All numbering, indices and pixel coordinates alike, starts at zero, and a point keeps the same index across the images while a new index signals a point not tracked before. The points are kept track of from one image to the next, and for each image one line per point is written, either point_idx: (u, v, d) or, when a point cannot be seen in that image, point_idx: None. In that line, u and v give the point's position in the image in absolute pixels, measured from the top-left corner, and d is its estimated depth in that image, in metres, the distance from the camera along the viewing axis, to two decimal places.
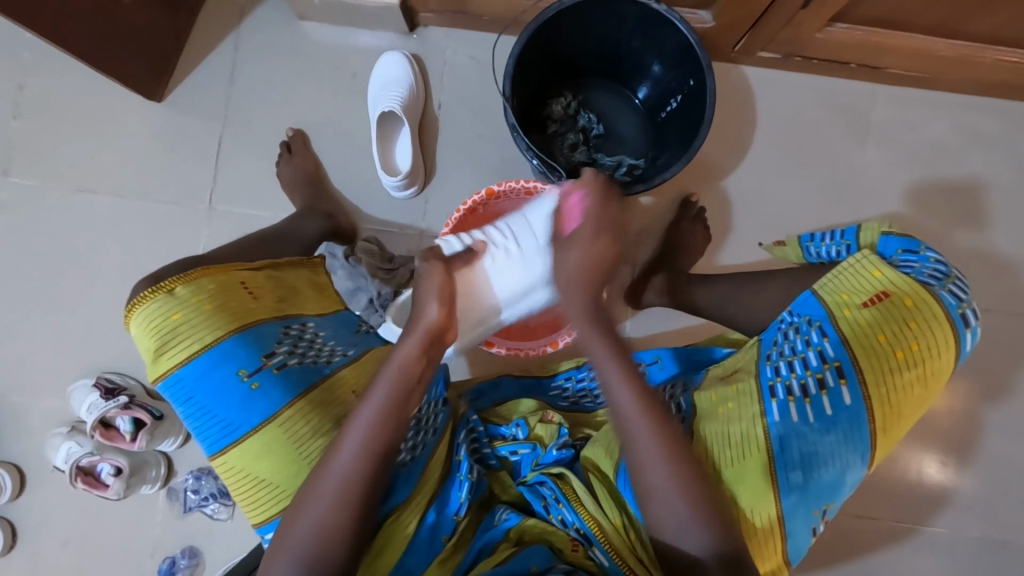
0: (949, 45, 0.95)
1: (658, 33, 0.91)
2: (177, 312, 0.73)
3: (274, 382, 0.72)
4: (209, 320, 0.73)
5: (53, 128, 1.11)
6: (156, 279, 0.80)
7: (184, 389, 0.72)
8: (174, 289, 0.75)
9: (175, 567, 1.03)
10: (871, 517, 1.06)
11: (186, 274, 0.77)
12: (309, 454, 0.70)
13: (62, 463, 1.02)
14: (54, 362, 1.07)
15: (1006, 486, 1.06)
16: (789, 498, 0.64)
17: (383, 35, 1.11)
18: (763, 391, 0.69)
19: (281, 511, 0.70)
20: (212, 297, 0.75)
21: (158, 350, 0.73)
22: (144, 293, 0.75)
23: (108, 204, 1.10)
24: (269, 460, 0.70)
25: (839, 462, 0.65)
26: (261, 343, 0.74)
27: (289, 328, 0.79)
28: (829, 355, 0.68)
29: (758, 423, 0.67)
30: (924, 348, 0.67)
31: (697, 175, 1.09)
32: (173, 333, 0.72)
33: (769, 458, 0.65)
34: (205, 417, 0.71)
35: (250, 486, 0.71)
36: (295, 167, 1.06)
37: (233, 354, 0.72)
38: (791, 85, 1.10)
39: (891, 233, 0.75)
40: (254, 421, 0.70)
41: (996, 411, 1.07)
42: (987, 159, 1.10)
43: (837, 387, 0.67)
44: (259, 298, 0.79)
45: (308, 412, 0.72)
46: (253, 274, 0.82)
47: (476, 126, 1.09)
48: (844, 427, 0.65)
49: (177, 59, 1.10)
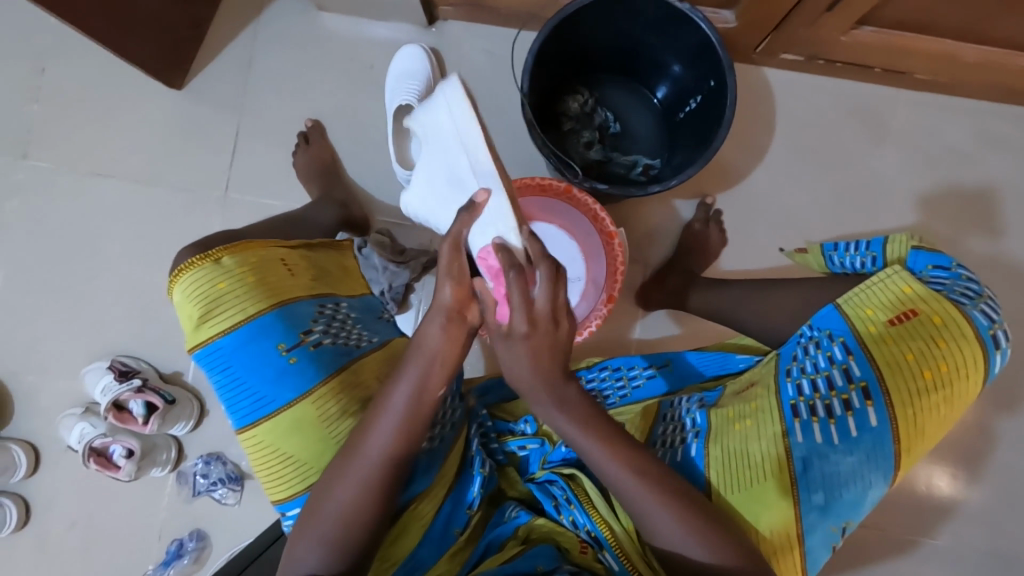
0: (977, 51, 0.93)
1: (680, 31, 0.90)
2: (223, 282, 0.75)
3: (309, 359, 0.73)
4: (251, 293, 0.75)
5: (74, 112, 1.12)
6: (203, 247, 0.81)
7: (222, 358, 0.73)
8: (221, 258, 0.76)
9: (181, 550, 1.05)
10: (877, 527, 1.05)
11: (231, 246, 0.78)
12: (339, 433, 0.71)
13: (75, 443, 1.04)
14: (70, 343, 1.09)
15: (1017, 502, 1.05)
16: (810, 517, 0.64)
17: (401, 28, 1.10)
18: (784, 410, 0.68)
19: (305, 487, 0.71)
20: (255, 271, 0.76)
21: (200, 317, 0.74)
22: (191, 260, 0.76)
23: (125, 189, 1.11)
24: (300, 436, 0.71)
25: (862, 484, 0.65)
26: (298, 320, 0.76)
27: (323, 307, 0.80)
28: (855, 374, 0.68)
29: (779, 442, 0.67)
30: (952, 369, 0.66)
31: (714, 177, 1.07)
32: (218, 301, 0.74)
33: (792, 479, 0.65)
34: (240, 388, 0.72)
35: (276, 460, 0.72)
36: (311, 158, 1.06)
37: (271, 328, 0.73)
38: (812, 88, 1.08)
39: (921, 247, 0.74)
40: (288, 395, 0.72)
41: (1010, 425, 1.05)
42: (1011, 168, 1.07)
43: (863, 408, 0.66)
44: (297, 276, 0.80)
45: (340, 392, 0.73)
46: (291, 252, 0.83)
47: (492, 122, 1.09)
48: (867, 448, 0.65)
49: (196, 47, 1.11)
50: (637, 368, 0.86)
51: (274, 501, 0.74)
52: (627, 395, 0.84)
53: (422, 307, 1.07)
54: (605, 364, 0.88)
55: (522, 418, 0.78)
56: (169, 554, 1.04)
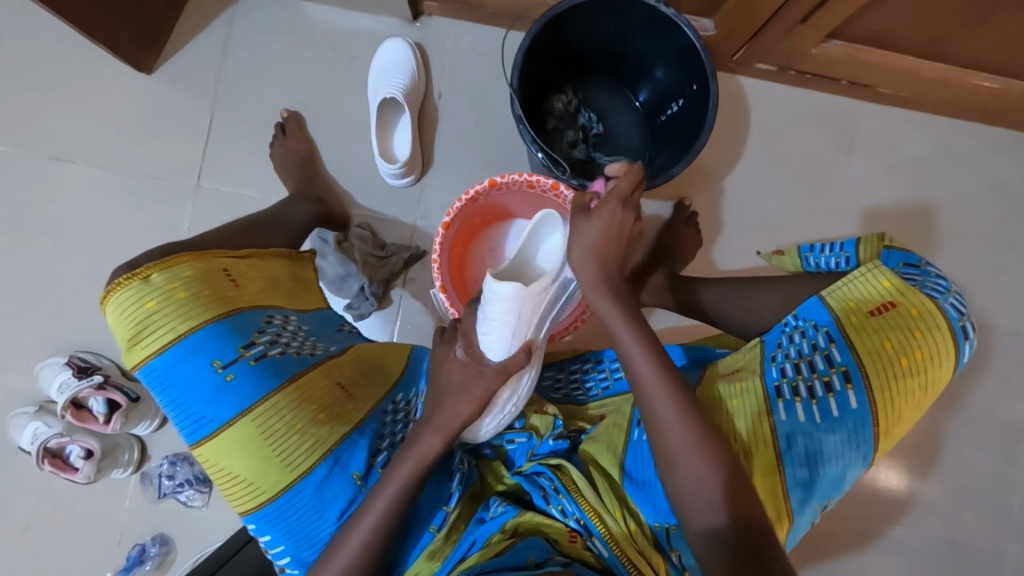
0: (935, 68, 0.99)
1: (664, 35, 0.92)
2: (151, 300, 0.68)
3: (249, 374, 0.68)
4: (183, 309, 0.68)
5: (32, 93, 1.06)
6: (133, 263, 0.74)
7: (159, 379, 0.68)
8: (148, 275, 0.69)
9: (144, 556, 1.00)
10: (840, 518, 1.10)
11: (163, 260, 0.72)
12: (283, 451, 0.66)
13: (27, 444, 0.98)
14: (23, 338, 1.03)
15: (966, 493, 1.12)
16: (795, 494, 0.66)
17: (386, 21, 1.10)
18: (768, 391, 0.70)
19: (257, 505, 0.67)
20: (188, 285, 0.70)
21: (130, 339, 0.68)
22: (118, 279, 0.70)
23: (89, 176, 1.05)
24: (242, 455, 0.66)
25: (843, 462, 0.67)
26: (237, 333, 0.70)
27: (272, 317, 0.75)
28: (836, 359, 0.70)
29: (764, 421, 0.68)
30: (927, 357, 0.69)
31: (691, 179, 1.11)
32: (146, 322, 0.68)
33: (777, 453, 0.66)
34: (179, 409, 0.67)
35: (225, 479, 0.68)
36: (290, 149, 1.03)
37: (207, 345, 0.68)
38: (784, 97, 1.13)
39: (892, 247, 0.79)
40: (227, 414, 0.67)
41: (959, 421, 1.12)
42: (962, 180, 1.15)
43: (844, 390, 0.68)
44: (240, 286, 0.74)
45: (284, 407, 0.68)
46: (236, 261, 0.77)
47: (476, 119, 1.09)
48: (848, 428, 0.67)
49: (169, 30, 1.07)
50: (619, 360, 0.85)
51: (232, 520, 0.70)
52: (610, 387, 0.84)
53: (403, 305, 1.05)
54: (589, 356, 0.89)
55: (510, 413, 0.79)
56: (129, 561, 0.99)
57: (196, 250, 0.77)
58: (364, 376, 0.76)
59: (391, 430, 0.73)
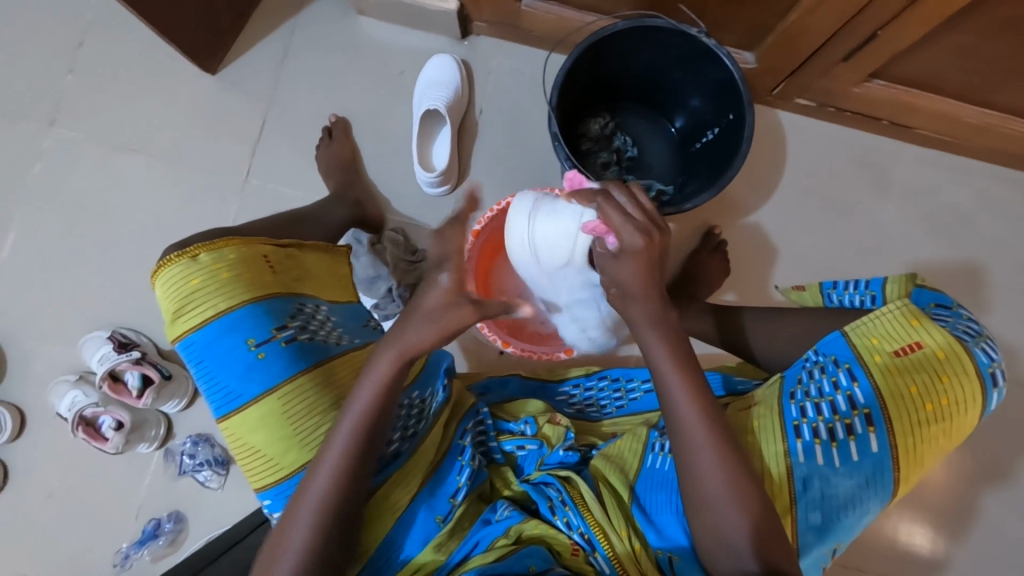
0: (981, 114, 0.98)
1: (705, 66, 0.94)
2: (196, 278, 0.73)
3: (279, 355, 0.71)
4: (226, 289, 0.73)
5: (106, 86, 1.14)
6: (184, 244, 0.79)
7: (196, 352, 0.71)
8: (197, 254, 0.74)
9: (158, 530, 1.03)
10: (856, 568, 1.05)
11: (211, 241, 0.76)
12: (303, 430, 0.69)
13: (64, 411, 1.03)
14: (74, 310, 1.09)
15: (994, 559, 1.05)
16: (807, 538, 0.65)
17: (435, 38, 1.15)
18: (787, 430, 0.69)
19: (273, 482, 0.69)
20: (231, 266, 0.74)
21: (174, 313, 0.72)
22: (170, 256, 0.74)
23: (149, 164, 1.13)
24: (265, 431, 0.69)
25: (859, 508, 0.66)
26: (273, 316, 0.74)
27: (303, 306, 0.78)
28: (859, 401, 0.68)
29: (782, 462, 0.67)
30: (952, 402, 0.67)
31: (722, 209, 1.11)
32: (190, 297, 0.72)
33: (791, 497, 0.66)
34: (212, 382, 0.71)
35: (245, 454, 0.70)
36: (333, 152, 1.09)
37: (243, 323, 0.72)
38: (823, 134, 1.13)
39: (923, 286, 0.78)
40: (255, 391, 0.69)
41: (990, 483, 1.07)
42: (1003, 229, 1.12)
43: (865, 433, 0.67)
44: (277, 273, 0.78)
45: (309, 389, 0.71)
46: (276, 249, 0.81)
47: (513, 136, 1.12)
48: (867, 472, 0.66)
49: (235, 36, 1.14)
50: (635, 381, 0.86)
51: None
52: (624, 406, 0.84)
53: None
54: (604, 374, 0.90)
55: (523, 419, 0.79)
56: (145, 534, 1.03)
57: (241, 237, 0.81)
58: None
59: (403, 423, 0.70)
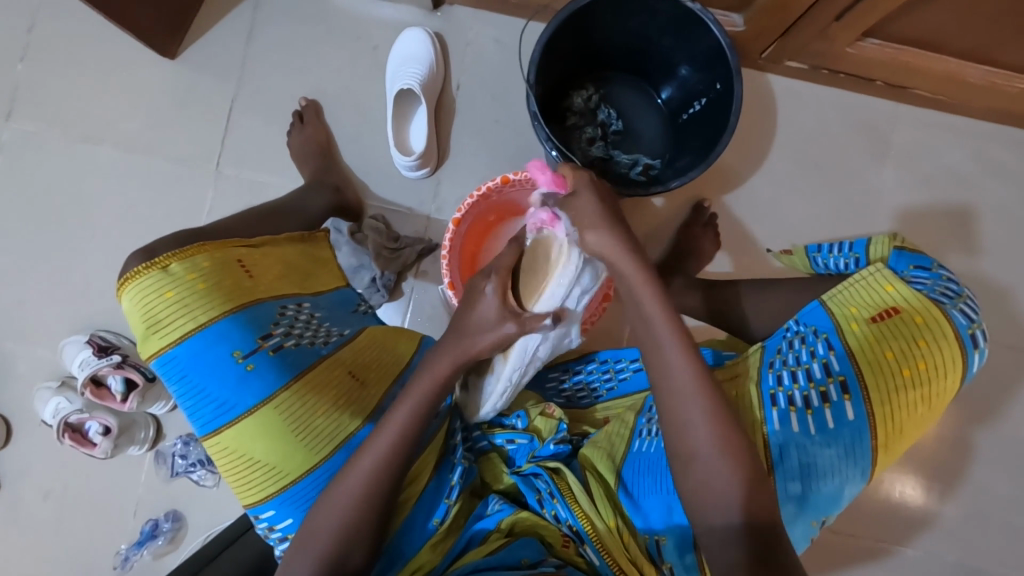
0: (980, 72, 0.94)
1: (690, 32, 0.89)
2: (171, 290, 0.69)
3: (269, 364, 0.69)
4: (203, 300, 0.69)
5: (60, 75, 1.08)
6: (149, 252, 0.74)
7: (179, 367, 0.68)
8: (167, 265, 0.70)
9: (156, 530, 1.03)
10: (852, 534, 1.05)
11: (181, 250, 0.72)
12: (306, 435, 0.68)
13: (49, 418, 1.01)
14: (49, 314, 1.06)
15: (989, 519, 1.06)
16: (788, 509, 0.64)
17: (407, 10, 1.08)
18: (763, 399, 0.68)
19: (279, 490, 0.68)
20: (207, 276, 0.71)
21: (149, 328, 0.69)
22: (136, 268, 0.70)
23: (113, 157, 1.07)
24: (264, 442, 0.67)
25: (839, 477, 0.65)
26: (256, 324, 0.71)
27: (285, 308, 0.76)
28: (835, 368, 0.68)
29: (758, 430, 0.66)
30: (930, 367, 0.67)
31: (713, 180, 1.08)
32: (165, 312, 0.68)
33: (769, 466, 0.64)
34: (199, 396, 0.68)
35: (243, 466, 0.68)
36: (307, 137, 1.03)
37: (228, 334, 0.69)
38: (816, 98, 1.09)
39: (902, 249, 0.75)
40: (249, 402, 0.68)
41: (986, 441, 1.07)
42: (999, 189, 1.09)
43: (841, 401, 0.66)
44: (256, 278, 0.75)
45: (304, 395, 0.69)
46: (250, 252, 0.78)
47: (494, 112, 1.07)
48: (846, 441, 0.65)
49: (193, 15, 1.07)
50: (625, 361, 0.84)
51: (245, 506, 0.70)
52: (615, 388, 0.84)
53: (413, 297, 1.05)
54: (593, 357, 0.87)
55: (514, 413, 0.77)
56: (143, 534, 1.03)
57: (211, 241, 0.78)
58: (378, 362, 0.78)
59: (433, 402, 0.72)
